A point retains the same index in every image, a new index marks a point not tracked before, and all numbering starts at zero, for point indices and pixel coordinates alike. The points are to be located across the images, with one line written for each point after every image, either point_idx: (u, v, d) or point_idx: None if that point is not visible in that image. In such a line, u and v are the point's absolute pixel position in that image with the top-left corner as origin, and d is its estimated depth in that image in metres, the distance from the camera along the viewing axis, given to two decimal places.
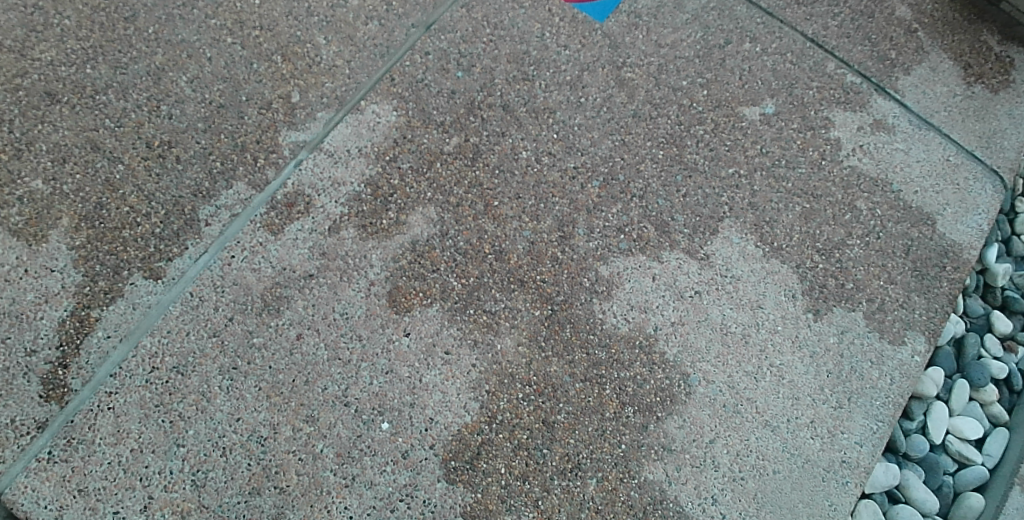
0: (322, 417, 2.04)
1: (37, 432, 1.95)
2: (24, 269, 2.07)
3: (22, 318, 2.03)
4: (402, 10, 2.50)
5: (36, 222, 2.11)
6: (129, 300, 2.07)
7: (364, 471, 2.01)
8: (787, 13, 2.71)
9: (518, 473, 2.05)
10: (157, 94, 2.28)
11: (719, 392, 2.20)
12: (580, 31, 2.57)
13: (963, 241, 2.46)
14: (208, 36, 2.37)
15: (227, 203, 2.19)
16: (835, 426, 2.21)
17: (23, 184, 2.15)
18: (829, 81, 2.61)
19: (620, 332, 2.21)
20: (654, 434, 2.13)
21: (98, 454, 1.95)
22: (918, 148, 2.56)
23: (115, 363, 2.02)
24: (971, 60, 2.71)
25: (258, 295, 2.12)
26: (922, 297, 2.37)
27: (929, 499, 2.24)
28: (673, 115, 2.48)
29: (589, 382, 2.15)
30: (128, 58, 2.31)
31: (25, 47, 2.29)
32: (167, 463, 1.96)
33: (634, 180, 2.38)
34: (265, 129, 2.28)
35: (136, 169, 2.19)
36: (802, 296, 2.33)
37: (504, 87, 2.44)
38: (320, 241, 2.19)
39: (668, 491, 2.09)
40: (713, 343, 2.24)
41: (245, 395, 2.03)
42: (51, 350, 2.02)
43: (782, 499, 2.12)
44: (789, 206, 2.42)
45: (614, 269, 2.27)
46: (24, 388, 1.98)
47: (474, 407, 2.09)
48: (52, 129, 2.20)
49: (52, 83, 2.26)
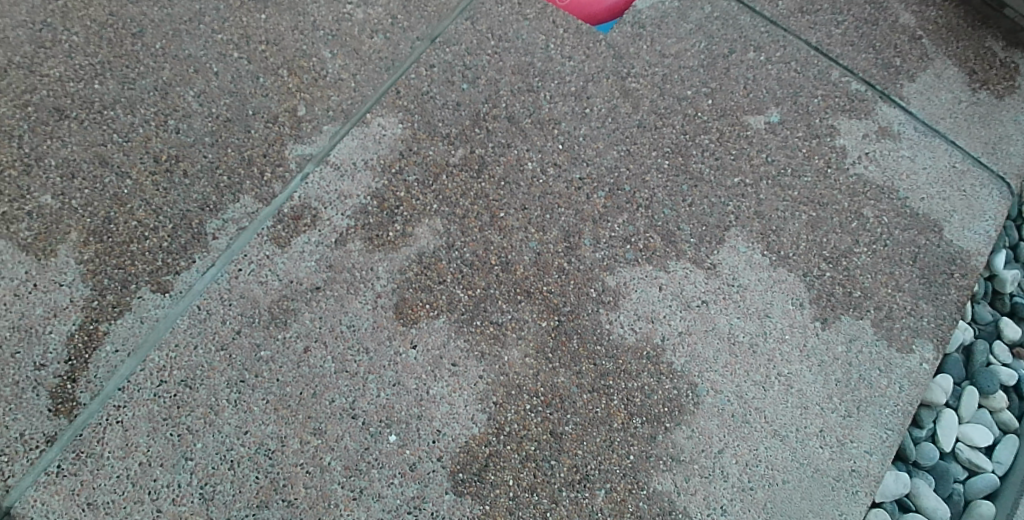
0: (330, 429, 2.04)
1: (46, 446, 1.96)
2: (33, 283, 2.08)
3: (30, 332, 2.04)
4: (407, 23, 2.51)
5: (45, 237, 2.13)
6: (137, 313, 2.08)
7: (372, 484, 2.01)
8: (791, 21, 2.71)
9: (526, 485, 2.05)
10: (165, 109, 2.29)
11: (727, 402, 2.19)
12: (584, 42, 2.57)
13: (971, 248, 2.45)
14: (215, 50, 2.38)
15: (234, 216, 2.20)
16: (844, 435, 2.20)
17: (32, 199, 2.16)
18: (833, 89, 2.61)
19: (627, 343, 2.21)
20: (662, 445, 2.12)
21: (107, 467, 1.96)
22: (924, 155, 2.56)
23: (123, 377, 2.03)
24: (976, 66, 2.71)
25: (265, 308, 2.13)
26: (931, 305, 2.37)
27: (939, 507, 2.23)
28: (678, 125, 2.48)
29: (597, 392, 2.15)
30: (135, 73, 2.32)
31: (34, 63, 2.31)
32: (175, 476, 1.96)
33: (640, 190, 2.38)
34: (272, 142, 2.29)
35: (144, 184, 2.20)
36: (809, 305, 2.32)
37: (509, 98, 2.45)
38: (327, 254, 2.20)
39: (678, 502, 2.08)
40: (721, 352, 2.24)
41: (253, 408, 2.04)
42: (59, 364, 2.02)
43: (792, 508, 2.11)
44: (795, 214, 2.42)
45: (620, 279, 2.27)
46: (32, 401, 1.99)
47: (481, 419, 2.09)
48: (61, 145, 2.22)
49: (60, 99, 2.27)
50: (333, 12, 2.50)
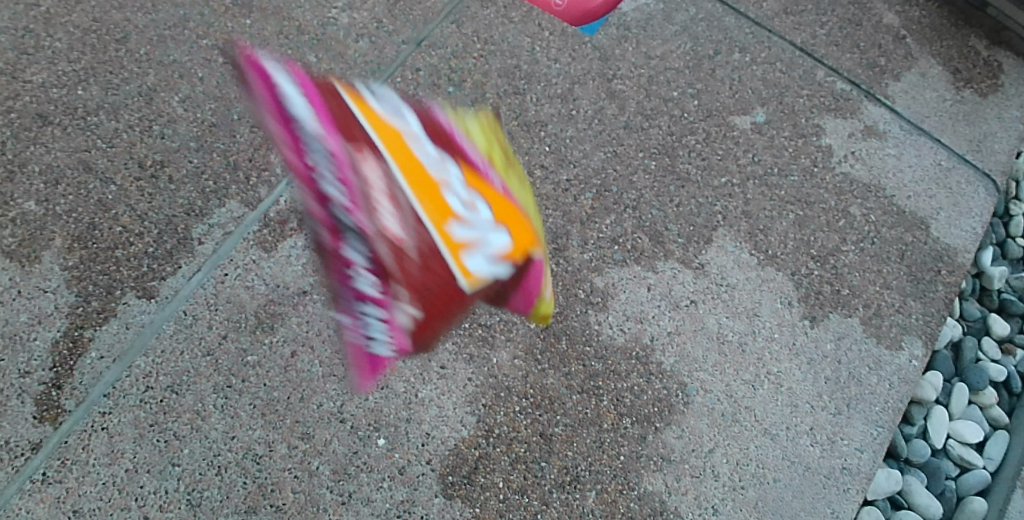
0: (317, 433, 2.02)
1: (31, 453, 1.93)
2: (18, 290, 2.05)
3: (15, 339, 2.01)
4: (392, 28, 2.52)
5: (28, 243, 2.10)
6: (122, 319, 2.06)
7: (361, 488, 1.99)
8: (775, 22, 2.73)
9: (516, 487, 2.03)
10: (150, 115, 2.28)
11: (717, 401, 2.19)
12: (570, 45, 2.58)
13: (958, 245, 2.47)
14: (200, 56, 2.38)
15: (220, 221, 2.19)
16: (835, 433, 2.20)
17: (16, 205, 2.13)
18: (819, 89, 2.62)
19: (616, 343, 2.20)
20: (653, 446, 2.12)
21: (92, 474, 1.92)
22: (910, 153, 2.57)
23: (109, 383, 2.00)
24: (960, 64, 2.76)
25: (252, 312, 2.11)
26: (919, 302, 2.37)
27: (932, 504, 2.22)
28: (664, 126, 2.49)
29: (586, 393, 2.14)
30: (119, 79, 2.31)
31: (17, 70, 2.29)
32: (162, 482, 1.94)
33: (627, 191, 2.38)
34: (258, 147, 2.29)
35: (129, 190, 2.18)
36: (798, 304, 2.32)
37: (496, 101, 2.45)
38: (314, 258, 2.19)
39: (669, 502, 2.07)
40: (710, 352, 2.23)
41: (240, 413, 2.02)
42: (44, 371, 1.99)
43: (784, 507, 2.10)
44: (782, 213, 2.42)
45: (608, 280, 2.27)
46: (18, 409, 1.96)
47: (471, 421, 2.08)
48: (45, 151, 2.20)
49: (44, 105, 2.25)
50: (319, 17, 2.50)
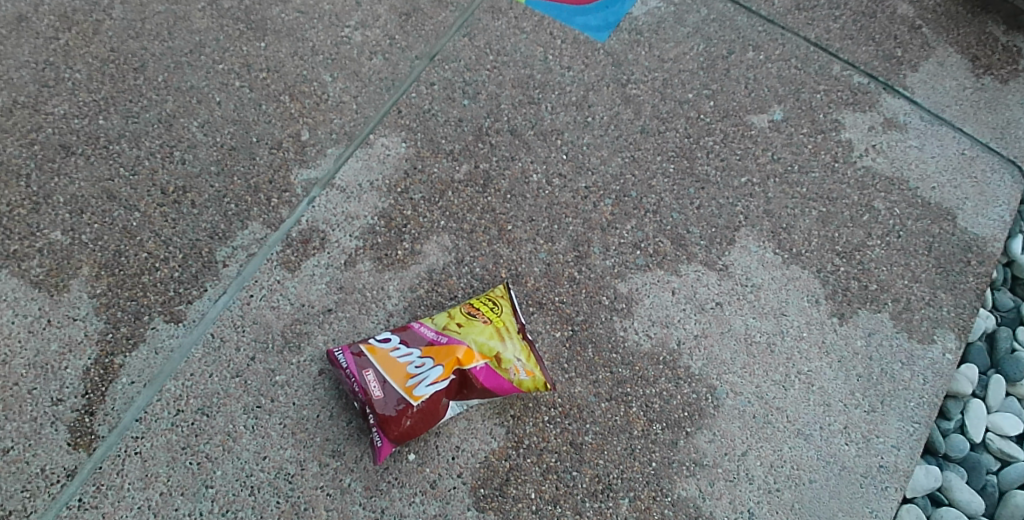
0: (348, 451, 2.03)
1: (67, 480, 1.94)
2: (48, 319, 2.07)
3: (46, 368, 2.02)
4: (405, 43, 2.53)
5: (57, 272, 2.12)
6: (151, 345, 2.07)
7: (393, 503, 1.99)
8: (788, 19, 2.71)
9: (549, 498, 2.02)
10: (170, 141, 2.30)
11: (748, 403, 2.16)
12: (583, 52, 2.58)
13: (986, 235, 2.43)
14: (217, 81, 2.40)
15: (244, 243, 2.20)
16: (870, 431, 2.17)
17: (42, 236, 2.15)
18: (835, 83, 2.61)
19: (642, 349, 2.19)
20: (684, 451, 2.09)
21: (128, 499, 1.94)
22: (931, 144, 2.54)
23: (140, 408, 2.01)
24: (978, 52, 2.72)
25: (278, 332, 2.12)
26: (949, 294, 2.34)
27: (974, 500, 2.18)
28: (681, 129, 2.48)
29: (615, 401, 2.12)
30: (139, 107, 2.34)
31: (39, 102, 2.32)
32: (196, 504, 1.95)
33: (647, 195, 2.37)
34: (278, 168, 2.30)
35: (152, 216, 2.21)
36: (825, 301, 2.30)
37: (511, 111, 2.45)
38: (337, 276, 2.19)
39: (703, 507, 2.05)
40: (739, 354, 2.21)
41: (271, 434, 2.02)
42: (77, 398, 2.01)
43: (821, 508, 2.07)
44: (804, 211, 2.40)
45: (632, 286, 2.25)
46: (51, 436, 1.97)
47: (500, 433, 2.07)
48: (68, 182, 2.22)
49: (66, 135, 2.28)
50: (332, 36, 2.52)
